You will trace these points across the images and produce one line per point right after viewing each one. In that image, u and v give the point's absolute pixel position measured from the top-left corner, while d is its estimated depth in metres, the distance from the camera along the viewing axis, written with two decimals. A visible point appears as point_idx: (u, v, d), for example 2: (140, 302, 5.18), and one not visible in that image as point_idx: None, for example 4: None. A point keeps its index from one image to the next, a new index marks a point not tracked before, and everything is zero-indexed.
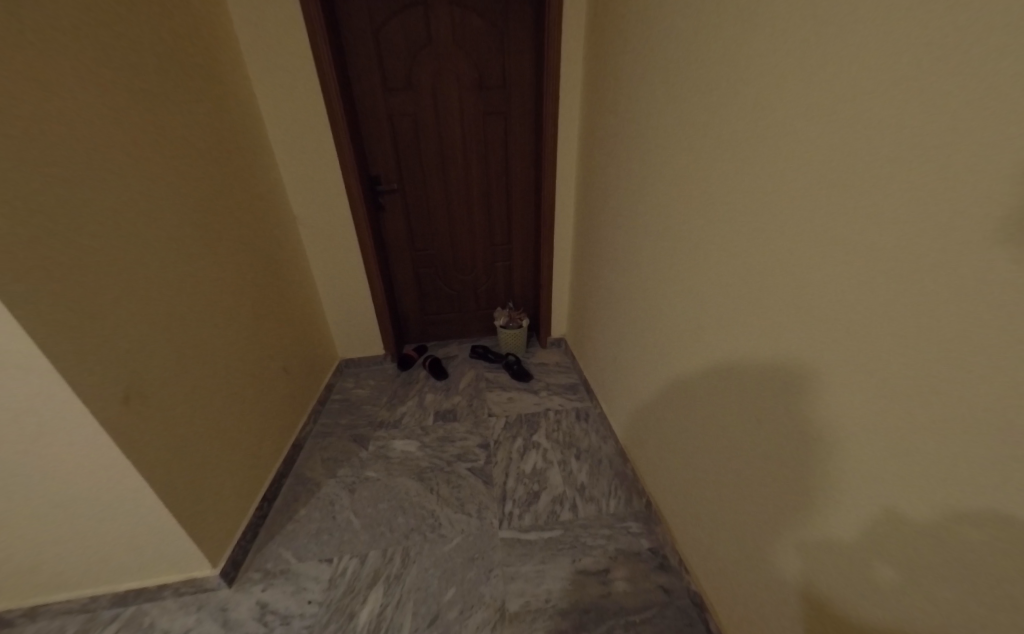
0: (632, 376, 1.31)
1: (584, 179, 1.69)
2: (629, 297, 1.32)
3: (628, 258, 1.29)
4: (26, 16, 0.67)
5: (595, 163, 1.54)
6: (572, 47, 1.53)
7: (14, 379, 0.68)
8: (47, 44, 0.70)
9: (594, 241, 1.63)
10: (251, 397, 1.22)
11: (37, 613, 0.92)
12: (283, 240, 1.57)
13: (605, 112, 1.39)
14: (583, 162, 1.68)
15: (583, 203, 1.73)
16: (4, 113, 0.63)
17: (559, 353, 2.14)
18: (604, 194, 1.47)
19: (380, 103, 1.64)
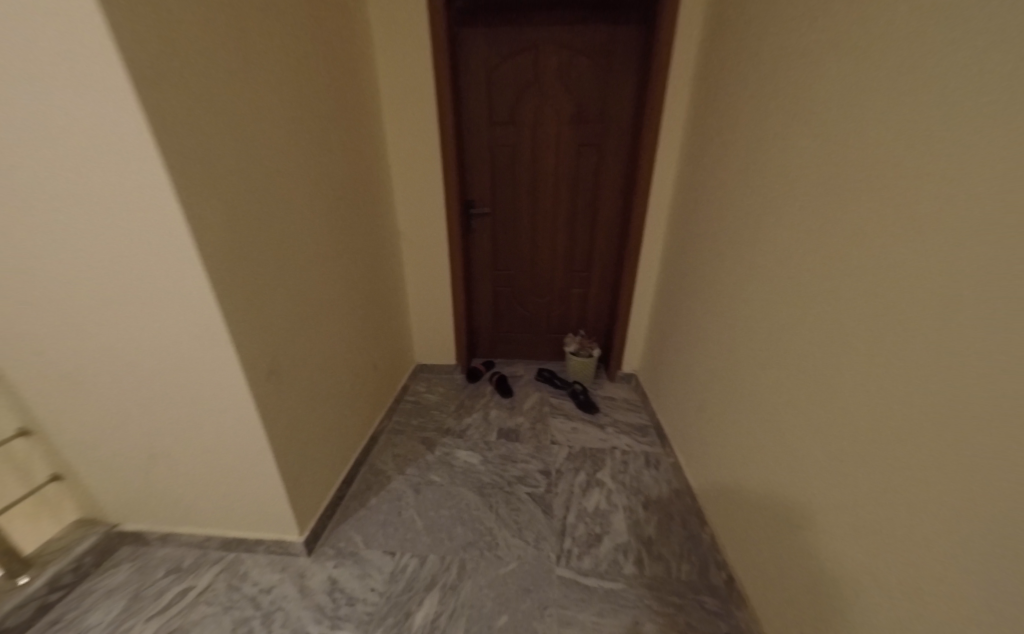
0: (717, 431, 1.20)
1: (677, 215, 1.64)
2: (717, 344, 1.23)
3: (720, 302, 1.21)
4: (254, 68, 0.88)
5: (692, 201, 1.49)
6: (680, 86, 1.52)
7: (199, 344, 0.84)
8: (264, 88, 0.91)
9: (682, 280, 1.56)
10: (348, 387, 1.36)
11: (167, 539, 1.10)
12: (390, 250, 1.76)
13: (709, 150, 1.35)
14: (678, 198, 1.63)
15: (673, 240, 1.67)
16: (236, 141, 0.83)
17: (629, 389, 2.04)
18: (700, 231, 1.40)
19: (484, 135, 1.79)
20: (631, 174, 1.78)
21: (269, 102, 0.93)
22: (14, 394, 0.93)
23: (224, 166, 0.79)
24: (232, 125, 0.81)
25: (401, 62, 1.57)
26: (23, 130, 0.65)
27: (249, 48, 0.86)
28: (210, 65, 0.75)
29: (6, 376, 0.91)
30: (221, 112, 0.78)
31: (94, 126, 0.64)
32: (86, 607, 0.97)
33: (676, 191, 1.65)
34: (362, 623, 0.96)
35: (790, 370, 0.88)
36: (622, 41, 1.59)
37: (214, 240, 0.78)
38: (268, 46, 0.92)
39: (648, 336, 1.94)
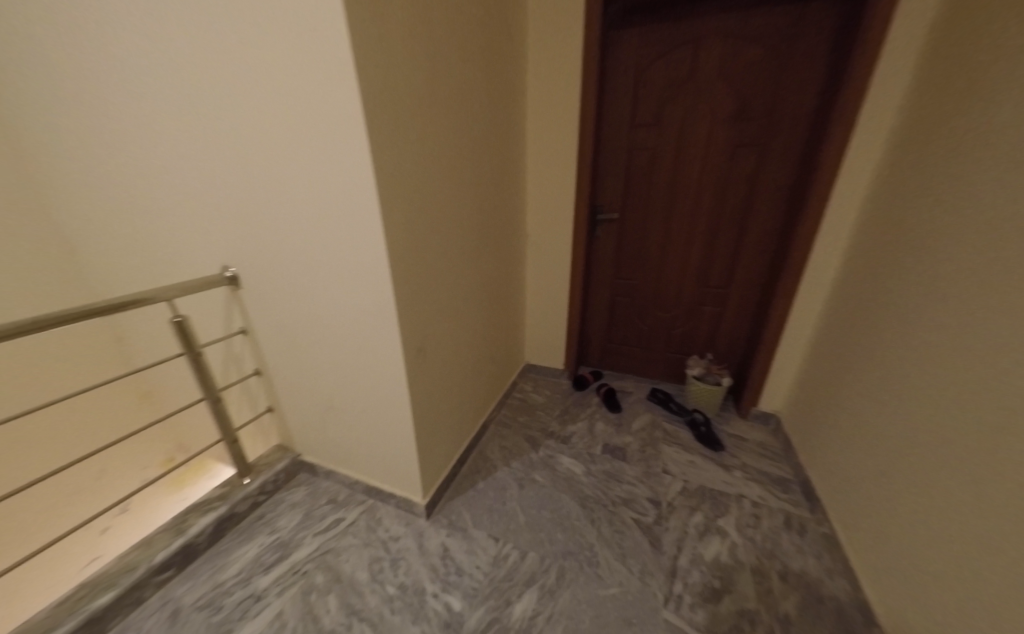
0: (920, 517, 0.92)
1: (868, 234, 1.32)
2: (936, 407, 0.94)
3: (949, 352, 0.93)
4: (440, 97, 1.04)
5: (898, 217, 1.18)
6: (891, 76, 1.23)
7: (376, 324, 1.02)
8: (445, 114, 1.07)
9: (869, 314, 1.25)
10: (470, 377, 1.49)
11: (329, 474, 1.37)
12: (518, 253, 1.87)
13: (936, 155, 1.06)
14: (873, 214, 1.32)
15: (857, 264, 1.36)
16: (420, 158, 0.99)
17: (765, 432, 1.74)
18: (910, 254, 1.10)
19: (623, 142, 1.75)
20: (803, 183, 1.51)
21: (446, 125, 1.08)
22: (254, 343, 1.27)
23: (408, 180, 0.95)
24: (416, 146, 0.97)
25: (552, 75, 1.64)
26: (295, 152, 0.89)
27: (439, 81, 1.02)
28: (409, 98, 0.91)
29: (252, 330, 1.24)
30: (410, 134, 0.94)
31: (337, 149, 0.84)
32: (279, 511, 1.26)
33: (871, 204, 1.33)
34: (468, 595, 1.04)
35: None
36: (808, 29, 1.37)
37: (396, 242, 0.94)
38: (449, 77, 1.07)
39: (801, 374, 1.62)
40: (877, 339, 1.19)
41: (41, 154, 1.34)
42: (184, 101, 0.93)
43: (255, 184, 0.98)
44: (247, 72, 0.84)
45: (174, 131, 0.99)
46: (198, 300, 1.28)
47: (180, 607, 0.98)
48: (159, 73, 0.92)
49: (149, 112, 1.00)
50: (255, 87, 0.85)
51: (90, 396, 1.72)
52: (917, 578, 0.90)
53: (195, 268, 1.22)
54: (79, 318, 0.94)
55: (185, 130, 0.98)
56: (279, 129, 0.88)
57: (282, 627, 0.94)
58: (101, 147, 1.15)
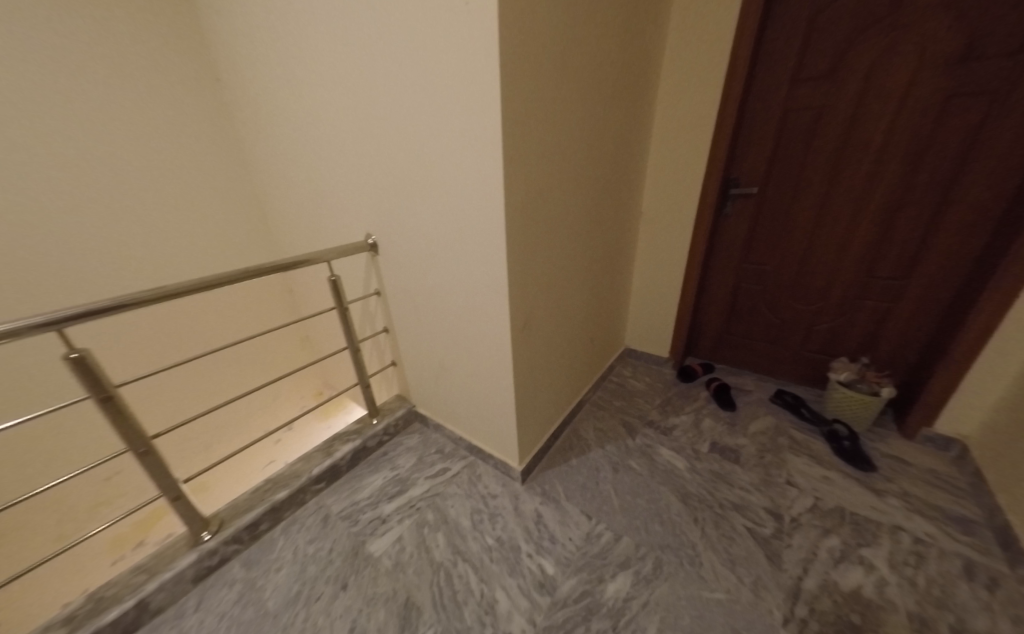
0: None
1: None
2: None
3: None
4: (574, 67, 0.98)
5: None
6: None
7: (486, 291, 1.07)
8: (576, 85, 1.01)
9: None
10: (571, 355, 1.48)
11: (439, 428, 1.51)
12: (628, 228, 1.74)
13: None
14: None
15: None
16: (546, 134, 0.97)
17: (941, 459, 1.37)
18: None
19: (776, 96, 1.45)
20: None
21: (576, 97, 1.03)
22: (385, 304, 1.45)
23: (530, 150, 0.93)
24: (542, 115, 0.93)
25: (691, 23, 1.43)
26: (436, 124, 0.94)
27: (575, 48, 0.96)
28: (541, 63, 0.87)
29: (385, 292, 1.41)
30: (537, 102, 0.91)
31: (473, 124, 0.86)
32: (397, 453, 1.45)
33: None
34: (561, 563, 1.06)
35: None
36: None
37: (515, 214, 0.95)
38: (587, 39, 0.99)
39: (1015, 394, 1.21)
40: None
41: (250, 142, 1.71)
42: (357, 82, 1.05)
43: (399, 157, 1.07)
44: (404, 51, 0.90)
45: (349, 113, 1.14)
46: (346, 263, 1.50)
47: (329, 514, 1.21)
48: (336, 62, 1.07)
49: (331, 97, 1.16)
50: (409, 65, 0.91)
51: (270, 339, 2.19)
52: None
53: (345, 235, 1.42)
54: (269, 272, 1.17)
55: (353, 111, 1.12)
56: (425, 104, 0.93)
57: (402, 549, 1.09)
58: (294, 130, 1.39)
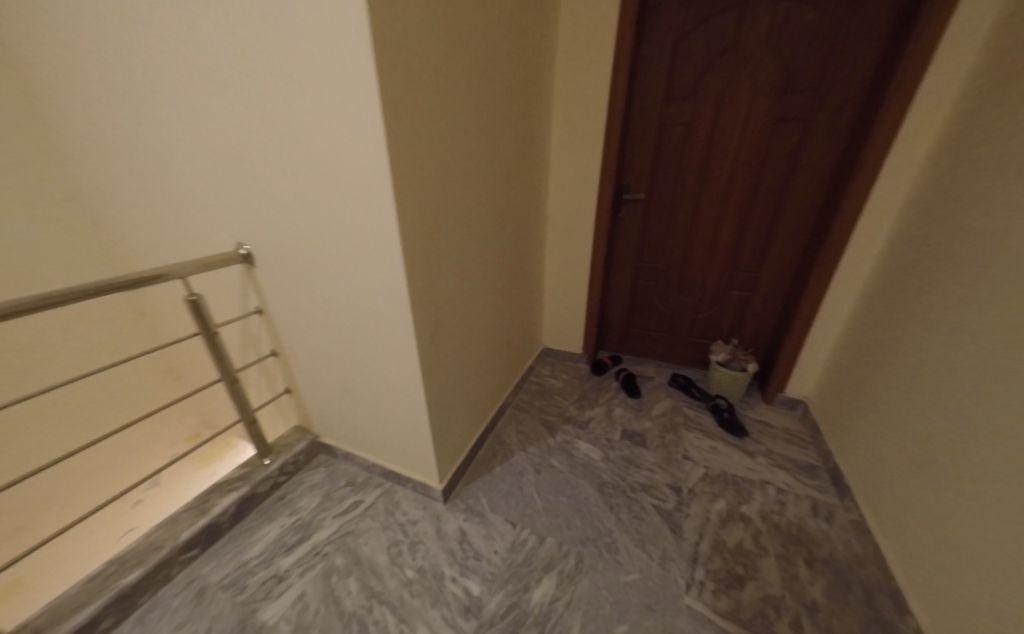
0: (946, 505, 0.90)
1: (925, 202, 1.19)
2: (989, 387, 0.85)
3: (1010, 324, 0.83)
4: (463, 72, 0.96)
5: (962, 179, 1.05)
6: (966, 32, 1.09)
7: (385, 304, 0.98)
8: (466, 89, 0.99)
9: (918, 289, 1.14)
10: (486, 362, 1.46)
11: (348, 457, 1.37)
12: (536, 232, 1.78)
13: (1010, 120, 0.94)
14: (932, 178, 1.18)
15: (909, 237, 1.24)
16: (439, 139, 0.93)
17: (791, 417, 1.68)
18: (960, 236, 1.02)
19: (654, 113, 1.62)
20: (850, 152, 1.38)
21: (467, 101, 1.01)
22: (270, 325, 1.25)
23: (421, 155, 0.88)
24: (432, 118, 0.88)
25: (579, 40, 1.51)
26: (309, 121, 0.82)
27: (461, 52, 0.93)
28: (425, 63, 0.83)
29: (268, 311, 1.22)
30: (426, 105, 0.86)
31: (353, 125, 0.78)
32: (298, 493, 1.27)
33: (932, 169, 1.19)
34: (486, 580, 1.03)
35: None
36: None
37: (410, 223, 0.89)
38: (474, 44, 0.98)
39: (835, 360, 1.54)
40: (926, 316, 1.09)
41: (56, 123, 1.30)
42: (201, 66, 0.87)
43: (268, 157, 0.92)
44: (260, 34, 0.77)
45: (197, 103, 0.94)
46: (213, 279, 1.25)
47: (207, 585, 1.00)
48: (171, 35, 0.87)
49: (171, 82, 0.94)
50: (269, 51, 0.78)
51: (116, 374, 1.74)
52: (944, 568, 0.88)
53: (208, 245, 1.18)
54: (93, 297, 0.92)
55: (201, 100, 0.92)
56: (293, 98, 0.81)
57: (304, 608, 0.95)
58: (124, 120, 1.11)
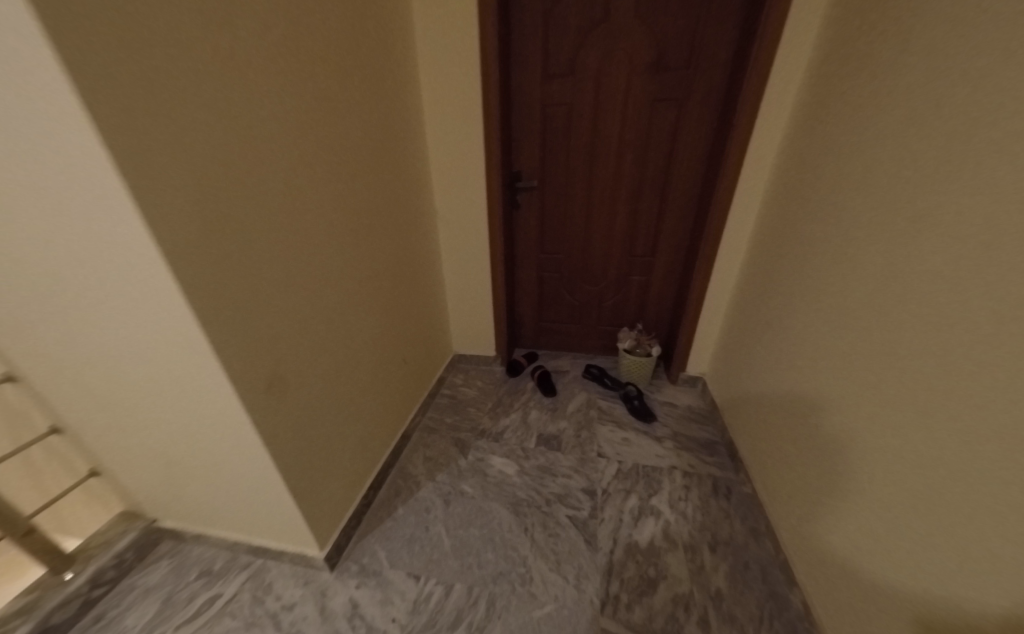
0: (816, 478, 0.96)
1: (786, 183, 1.24)
2: (845, 362, 0.90)
3: (858, 301, 0.87)
4: (256, 42, 0.72)
5: (816, 159, 1.09)
6: (803, 19, 1.13)
7: (186, 359, 0.73)
8: (268, 64, 0.75)
9: (786, 267, 1.20)
10: (370, 391, 1.26)
11: (200, 539, 1.09)
12: (422, 231, 1.58)
13: (843, 106, 0.99)
14: (789, 159, 1.23)
15: (774, 217, 1.30)
16: (231, 134, 0.69)
17: (692, 394, 1.76)
18: (812, 218, 1.08)
19: (535, 95, 1.50)
20: (720, 135, 1.41)
21: (274, 82, 0.77)
22: (39, 398, 0.91)
23: (195, 154, 0.63)
24: (207, 104, 0.64)
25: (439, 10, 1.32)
26: None
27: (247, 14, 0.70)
28: (173, 20, 0.57)
29: (28, 380, 0.87)
30: (187, 83, 0.61)
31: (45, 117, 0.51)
32: (125, 606, 0.97)
33: (788, 150, 1.24)
34: None
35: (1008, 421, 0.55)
36: None
37: (196, 251, 0.65)
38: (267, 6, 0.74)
39: (723, 337, 1.62)
40: (795, 294, 1.14)
41: None
42: None
43: None
44: None
45: None
46: None
47: None
48: None
49: None
50: None
51: None
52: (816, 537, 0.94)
53: None
54: None
55: None
56: None
57: None
58: None
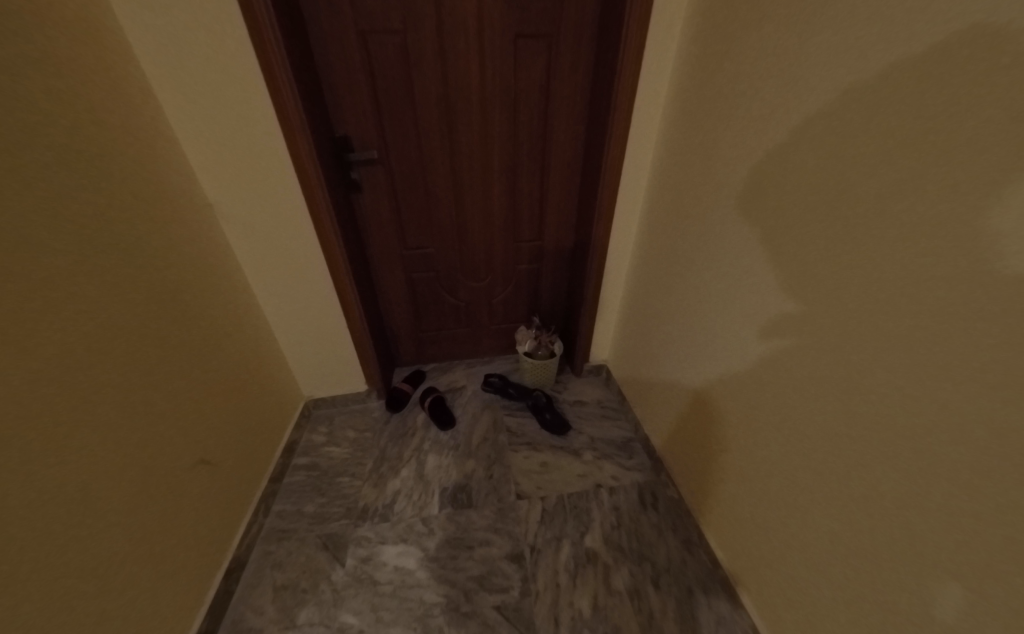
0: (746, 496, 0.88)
1: (674, 151, 1.06)
2: (770, 374, 0.77)
3: (779, 306, 0.73)
4: None
5: (708, 124, 0.90)
6: None
7: None
8: None
9: (685, 254, 1.05)
10: (103, 570, 0.70)
11: None
12: (181, 251, 0.95)
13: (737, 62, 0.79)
14: (676, 122, 1.04)
15: (664, 192, 1.13)
16: None
17: (598, 385, 1.65)
18: (710, 202, 0.92)
19: (344, 19, 0.98)
20: (599, 87, 1.13)
21: None
22: None
23: None
24: None
25: None
26: None
27: None
28: None
29: None
30: None
31: None
32: None
33: (673, 110, 1.04)
34: None
35: (1015, 501, 0.42)
36: None
37: None
38: None
39: (623, 324, 1.50)
40: (699, 286, 0.99)
41: None
42: None
43: None
44: None
45: None
46: None
47: None
48: None
49: None
50: None
51: None
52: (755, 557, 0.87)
53: None
54: None
55: None
56: None
57: None
58: None
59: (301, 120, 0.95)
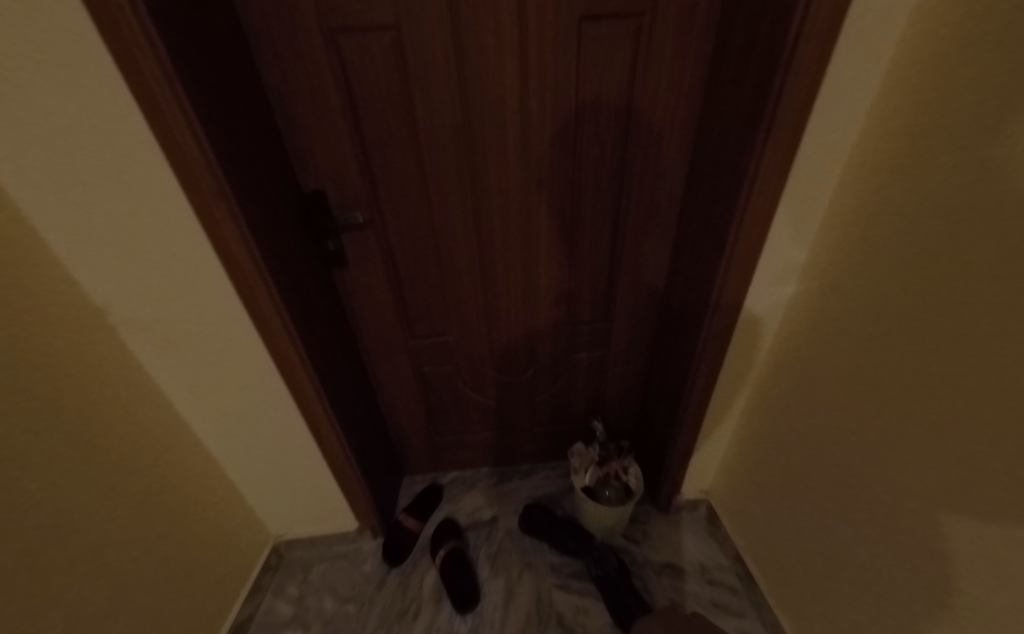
0: None
1: (878, 231, 0.55)
2: None
3: None
4: None
5: (1000, 190, 0.39)
6: None
7: None
8: None
9: (909, 402, 0.52)
10: None
11: None
12: (31, 412, 0.56)
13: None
14: (885, 177, 0.53)
15: (847, 294, 0.62)
16: None
17: (699, 531, 1.11)
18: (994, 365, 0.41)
19: (305, 29, 0.61)
20: (721, 94, 0.65)
21: None
22: None
23: None
24: None
25: None
26: None
27: None
28: None
29: None
30: None
31: None
32: None
33: (879, 155, 0.54)
34: None
35: None
36: None
37: None
38: None
39: (744, 459, 0.98)
40: (958, 488, 0.47)
41: None
42: None
43: None
44: None
45: None
46: None
47: None
48: None
49: None
50: None
51: None
52: None
53: None
54: None
55: None
56: None
57: None
58: None
59: (222, 188, 0.55)
